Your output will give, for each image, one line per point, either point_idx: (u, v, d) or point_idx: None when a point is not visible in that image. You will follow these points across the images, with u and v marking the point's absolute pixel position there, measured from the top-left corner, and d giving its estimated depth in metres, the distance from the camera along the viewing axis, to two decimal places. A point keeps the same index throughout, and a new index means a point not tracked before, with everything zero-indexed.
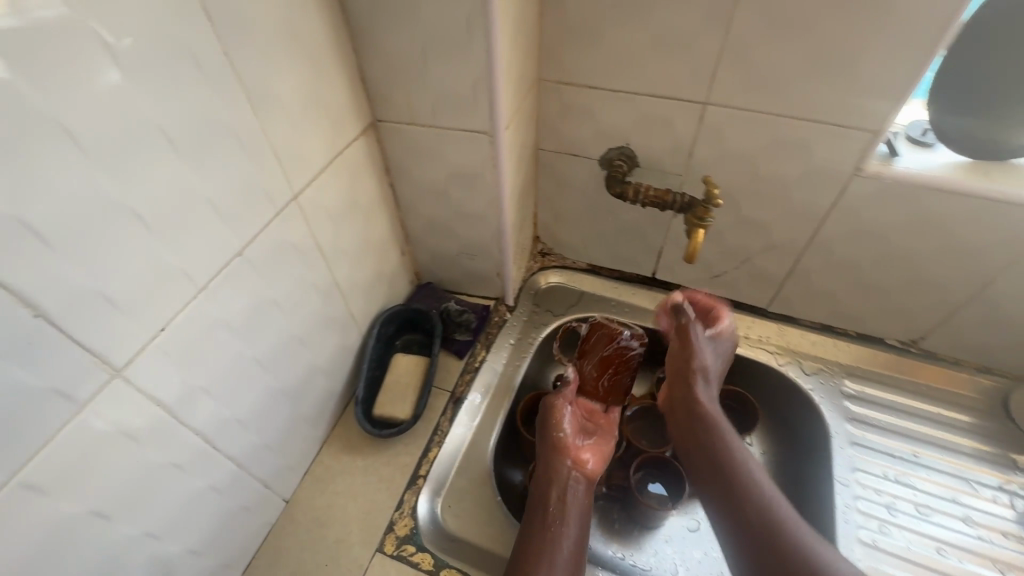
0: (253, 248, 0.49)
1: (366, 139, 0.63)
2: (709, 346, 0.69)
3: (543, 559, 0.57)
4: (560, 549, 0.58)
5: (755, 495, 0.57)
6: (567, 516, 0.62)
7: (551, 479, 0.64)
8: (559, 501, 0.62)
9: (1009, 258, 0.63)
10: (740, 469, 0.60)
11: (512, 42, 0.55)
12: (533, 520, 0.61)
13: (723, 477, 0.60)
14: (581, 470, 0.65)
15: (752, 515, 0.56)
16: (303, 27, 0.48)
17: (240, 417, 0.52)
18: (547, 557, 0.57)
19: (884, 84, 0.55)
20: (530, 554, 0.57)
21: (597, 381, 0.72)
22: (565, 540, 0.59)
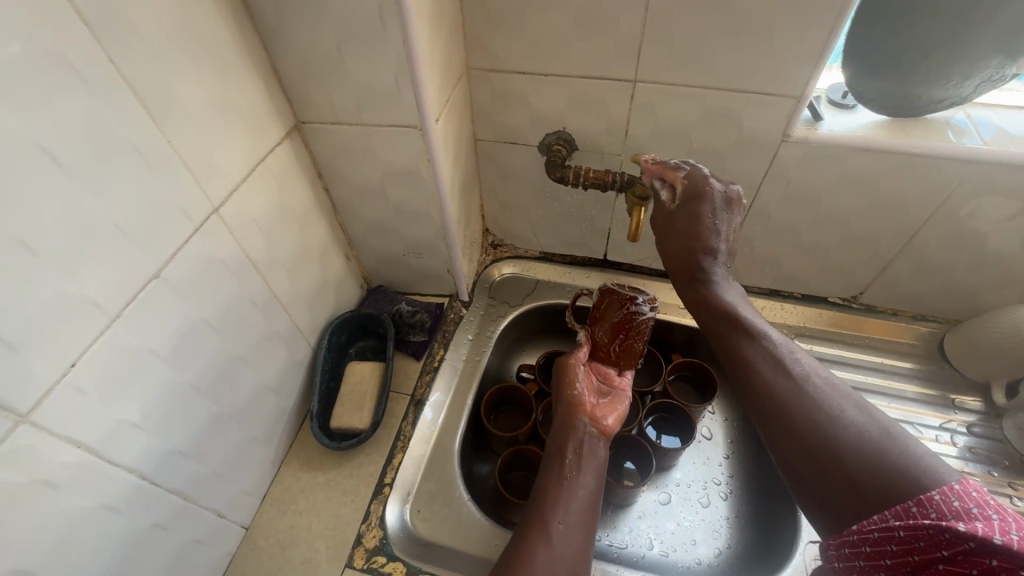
0: (172, 267, 0.45)
1: (291, 143, 0.60)
2: (705, 215, 0.55)
3: (557, 508, 0.55)
4: (575, 498, 0.56)
5: (790, 389, 0.48)
6: (581, 468, 0.58)
7: (566, 434, 0.61)
8: (575, 455, 0.59)
9: (932, 209, 0.66)
10: (772, 359, 0.50)
11: (432, 30, 0.54)
12: (548, 475, 0.58)
13: (759, 385, 0.49)
14: (596, 425, 0.62)
15: (792, 413, 0.46)
16: (204, 29, 0.45)
17: (180, 447, 0.49)
18: (560, 507, 0.55)
19: (801, 50, 0.56)
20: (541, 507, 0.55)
21: (608, 347, 0.67)
22: (579, 490, 0.57)
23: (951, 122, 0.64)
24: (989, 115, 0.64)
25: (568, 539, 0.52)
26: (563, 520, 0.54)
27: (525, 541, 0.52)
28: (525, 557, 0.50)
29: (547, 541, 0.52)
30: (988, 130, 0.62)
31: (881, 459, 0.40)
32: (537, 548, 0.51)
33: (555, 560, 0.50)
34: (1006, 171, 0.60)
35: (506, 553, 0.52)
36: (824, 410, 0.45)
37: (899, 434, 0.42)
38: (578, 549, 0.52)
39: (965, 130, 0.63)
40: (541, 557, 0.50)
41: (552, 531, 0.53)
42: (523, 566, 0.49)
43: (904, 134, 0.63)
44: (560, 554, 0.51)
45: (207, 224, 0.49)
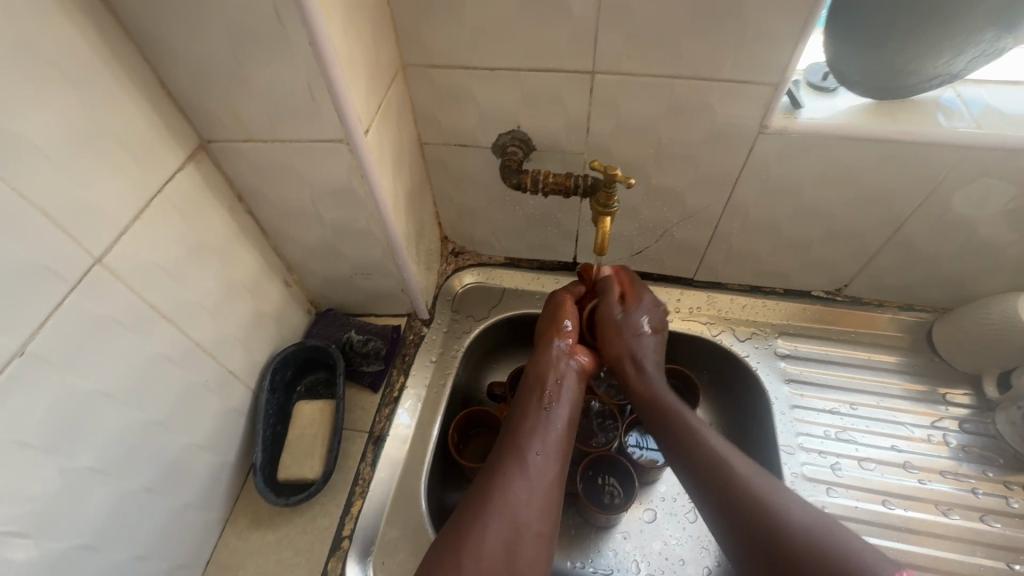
0: (41, 340, 0.38)
1: (198, 168, 0.51)
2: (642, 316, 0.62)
3: (534, 440, 0.54)
4: (552, 433, 0.55)
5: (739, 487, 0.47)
6: (560, 401, 0.58)
7: (546, 365, 0.60)
8: (555, 387, 0.58)
9: (920, 197, 0.61)
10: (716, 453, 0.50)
11: (348, 28, 0.45)
12: (526, 408, 0.57)
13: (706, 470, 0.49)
14: (576, 363, 0.61)
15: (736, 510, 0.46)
16: (55, 50, 0.37)
17: (82, 542, 0.43)
18: (538, 440, 0.54)
19: (774, 31, 0.49)
20: (518, 438, 0.54)
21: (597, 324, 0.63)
22: (557, 424, 0.56)
23: (940, 103, 0.58)
24: (980, 92, 0.58)
25: (545, 469, 0.52)
26: (540, 450, 0.53)
27: (502, 471, 0.51)
28: (501, 488, 0.50)
29: (525, 474, 0.51)
30: (978, 109, 0.57)
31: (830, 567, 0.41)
32: (514, 480, 0.50)
33: (528, 494, 0.50)
34: (999, 155, 0.55)
35: (477, 485, 0.51)
36: (777, 510, 0.45)
37: (827, 524, 0.44)
38: (553, 479, 0.52)
39: (955, 110, 0.57)
40: (517, 493, 0.50)
41: (529, 463, 0.52)
42: (499, 500, 0.49)
43: (890, 119, 0.57)
44: (535, 487, 0.51)
45: (88, 279, 0.41)
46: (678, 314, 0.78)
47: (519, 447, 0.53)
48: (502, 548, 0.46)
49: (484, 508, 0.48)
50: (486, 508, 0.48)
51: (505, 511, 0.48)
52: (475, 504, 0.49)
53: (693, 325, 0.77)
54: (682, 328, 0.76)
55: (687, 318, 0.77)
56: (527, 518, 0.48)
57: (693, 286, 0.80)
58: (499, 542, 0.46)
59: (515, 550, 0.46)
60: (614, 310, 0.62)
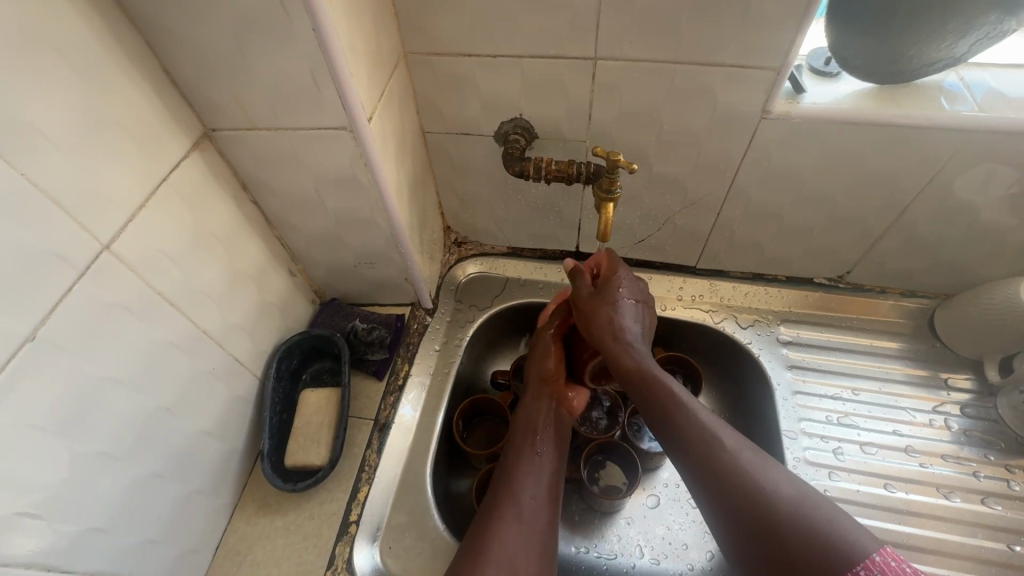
0: (51, 325, 0.39)
1: (202, 156, 0.51)
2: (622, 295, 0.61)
3: (526, 484, 0.54)
4: (542, 478, 0.56)
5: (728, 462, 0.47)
6: (547, 444, 0.59)
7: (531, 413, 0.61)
8: (542, 435, 0.60)
9: (923, 182, 0.61)
10: (701, 430, 0.50)
11: (351, 15, 0.46)
12: (515, 454, 0.58)
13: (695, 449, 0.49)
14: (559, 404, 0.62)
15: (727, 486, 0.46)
16: (61, 38, 0.37)
17: (95, 525, 0.44)
18: (529, 485, 0.55)
19: (776, 15, 0.49)
20: (510, 484, 0.54)
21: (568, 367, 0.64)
22: (546, 469, 0.57)
23: (942, 87, 0.58)
24: (983, 76, 0.58)
25: (538, 512, 0.52)
26: (532, 494, 0.54)
27: (496, 518, 0.51)
28: (497, 534, 0.49)
29: (518, 518, 0.51)
30: (980, 93, 0.57)
31: (820, 538, 0.40)
32: (509, 525, 0.50)
33: (523, 538, 0.50)
34: (1003, 138, 0.55)
35: (472, 532, 0.51)
36: (765, 486, 0.45)
37: (814, 497, 0.44)
38: (547, 523, 0.52)
39: (957, 94, 0.57)
40: (514, 537, 0.49)
41: (523, 508, 0.52)
42: (495, 544, 0.49)
43: (893, 103, 0.57)
44: (531, 531, 0.51)
45: (97, 266, 0.42)
46: (680, 302, 0.78)
47: (511, 493, 0.53)
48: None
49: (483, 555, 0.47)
50: (483, 552, 0.48)
51: (502, 555, 0.48)
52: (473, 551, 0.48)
53: (696, 313, 0.77)
54: (685, 316, 0.77)
55: (689, 305, 0.77)
56: (525, 563, 0.48)
57: (696, 274, 0.80)
58: None
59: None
60: (586, 290, 0.62)
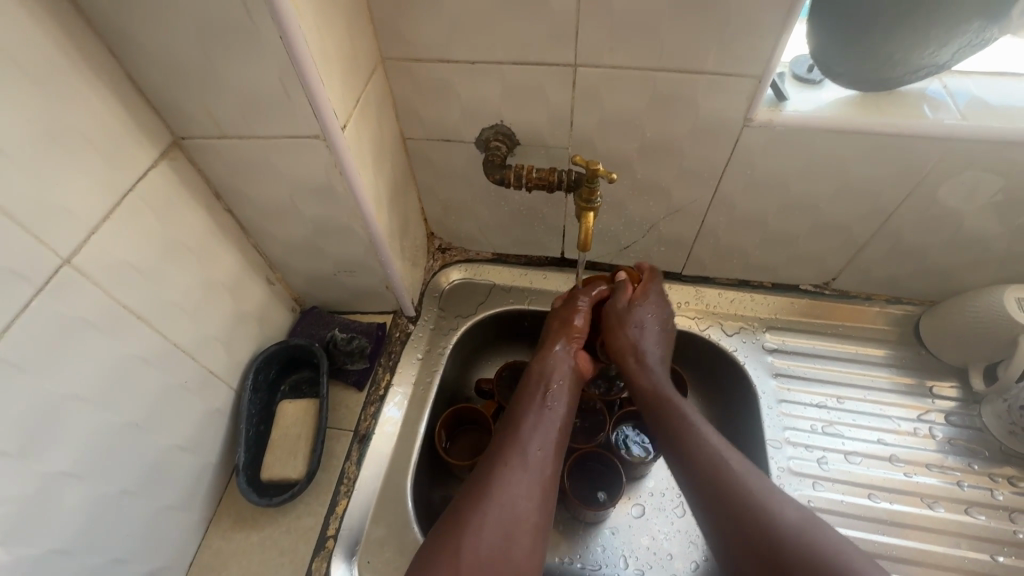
0: (8, 343, 0.37)
1: (172, 165, 0.50)
2: (645, 315, 0.63)
3: (535, 433, 0.56)
4: (552, 428, 0.57)
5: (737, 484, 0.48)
6: (560, 398, 0.60)
7: (543, 367, 0.62)
8: (556, 388, 0.60)
9: (907, 190, 0.60)
10: (712, 453, 0.51)
11: (322, 22, 0.45)
12: (527, 403, 0.59)
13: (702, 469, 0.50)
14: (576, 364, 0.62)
15: (732, 509, 0.47)
16: (15, 46, 0.36)
17: (57, 547, 0.42)
18: (538, 432, 0.56)
19: (757, 23, 0.48)
20: (518, 432, 0.56)
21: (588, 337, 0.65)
22: (556, 420, 0.58)
23: (925, 94, 0.58)
24: (965, 83, 0.58)
25: (544, 461, 0.54)
26: (539, 444, 0.55)
27: (504, 463, 0.53)
28: (500, 480, 0.51)
29: (524, 467, 0.53)
30: (963, 101, 0.56)
31: (822, 569, 0.42)
32: (514, 472, 0.52)
33: (527, 487, 0.52)
34: (985, 147, 0.54)
35: (478, 475, 0.53)
36: (771, 512, 0.46)
37: (820, 528, 0.45)
38: (551, 472, 0.54)
39: (941, 102, 0.57)
40: (516, 483, 0.52)
41: (529, 455, 0.54)
42: (498, 491, 0.51)
43: (876, 111, 0.56)
44: (534, 478, 0.53)
45: (56, 281, 0.40)
46: None
47: (520, 441, 0.55)
48: (500, 533, 0.48)
49: (484, 497, 0.50)
50: (485, 497, 0.50)
51: (504, 501, 0.50)
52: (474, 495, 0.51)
53: (681, 320, 0.76)
54: None
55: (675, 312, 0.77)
56: (525, 509, 0.51)
57: (681, 280, 0.79)
58: (496, 532, 0.48)
59: (512, 536, 0.49)
60: (619, 303, 0.64)
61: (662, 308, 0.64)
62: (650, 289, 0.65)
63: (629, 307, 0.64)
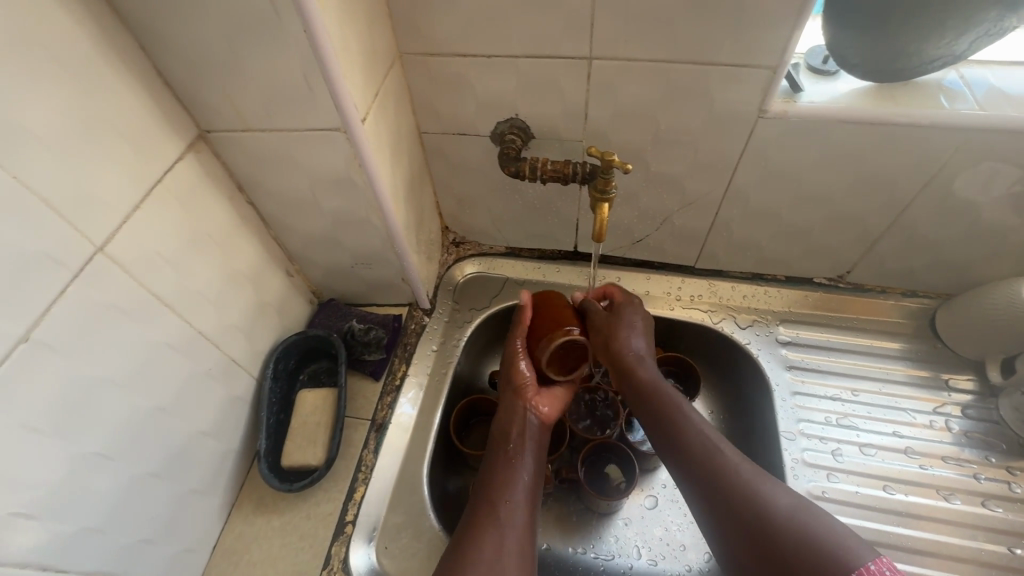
0: (46, 326, 0.39)
1: (197, 157, 0.52)
2: (634, 317, 0.61)
3: (505, 490, 0.53)
4: (523, 481, 0.54)
5: (724, 469, 0.48)
6: (526, 449, 0.57)
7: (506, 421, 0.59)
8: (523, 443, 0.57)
9: (922, 181, 0.60)
10: (698, 440, 0.51)
11: (343, 17, 0.46)
12: (495, 459, 0.57)
13: (690, 459, 0.50)
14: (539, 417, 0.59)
15: (723, 492, 0.46)
16: (53, 40, 0.37)
17: (89, 525, 0.44)
18: (508, 489, 0.53)
19: (771, 14, 0.49)
20: (493, 488, 0.53)
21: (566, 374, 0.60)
22: (524, 474, 0.55)
23: (942, 85, 0.57)
24: (983, 73, 0.58)
25: (517, 516, 0.51)
26: (512, 498, 0.53)
27: (476, 524, 0.50)
28: (476, 540, 0.49)
29: (499, 525, 0.50)
30: (981, 91, 0.56)
31: (812, 538, 0.41)
32: (489, 531, 0.50)
33: (506, 544, 0.49)
34: (1003, 137, 0.54)
35: (454, 540, 0.50)
36: (762, 497, 0.45)
37: (811, 506, 0.44)
38: (526, 527, 0.51)
39: (958, 92, 0.56)
40: (491, 542, 0.49)
41: (502, 514, 0.51)
42: (474, 551, 0.48)
43: (891, 101, 0.56)
44: (510, 535, 0.50)
45: (90, 268, 0.42)
46: (679, 302, 0.78)
47: (492, 500, 0.52)
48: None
49: (458, 561, 0.47)
50: (464, 557, 0.47)
51: (482, 560, 0.47)
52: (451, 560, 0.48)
53: (694, 313, 0.76)
54: (683, 316, 0.76)
55: (688, 305, 0.77)
56: (506, 565, 0.47)
57: (694, 274, 0.79)
58: None
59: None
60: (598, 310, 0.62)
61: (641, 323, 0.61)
62: (626, 301, 0.63)
63: (613, 312, 0.61)
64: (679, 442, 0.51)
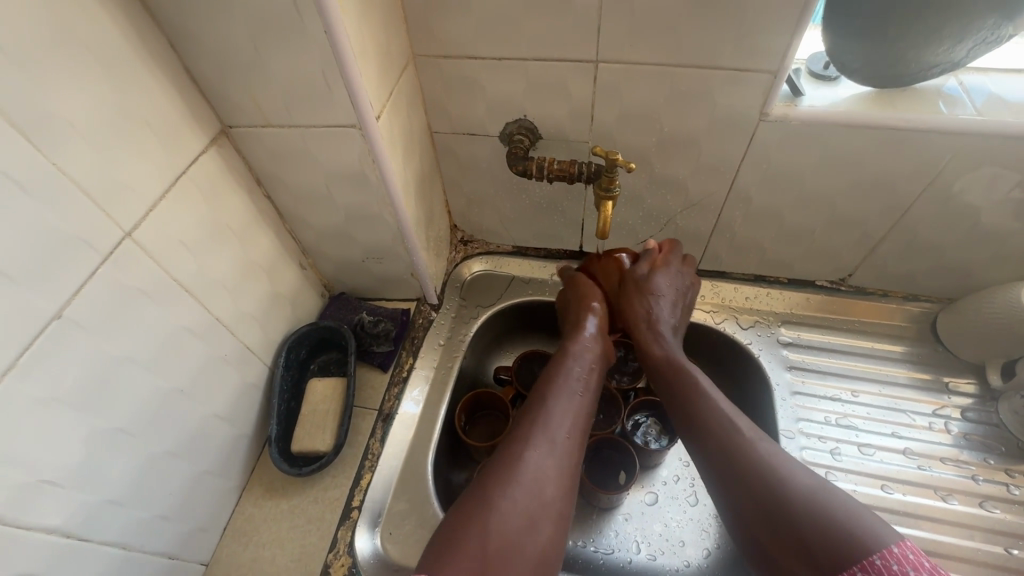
0: (77, 305, 0.41)
1: (218, 151, 0.54)
2: (664, 286, 0.66)
3: (563, 404, 0.55)
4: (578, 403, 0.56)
5: (744, 442, 0.50)
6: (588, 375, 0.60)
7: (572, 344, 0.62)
8: (583, 365, 0.60)
9: (924, 184, 0.61)
10: (716, 414, 0.53)
11: (361, 21, 0.48)
12: (553, 379, 0.58)
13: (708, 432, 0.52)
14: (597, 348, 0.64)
15: (742, 464, 0.48)
16: (92, 38, 0.40)
17: (112, 497, 0.46)
18: (566, 403, 0.56)
19: (770, 20, 0.51)
20: (548, 401, 0.55)
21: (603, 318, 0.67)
22: (583, 394, 0.58)
23: (941, 91, 0.59)
24: (983, 81, 0.59)
25: (571, 432, 0.54)
26: (569, 415, 0.55)
27: (531, 430, 0.52)
28: (531, 446, 0.51)
29: (554, 436, 0.52)
30: (981, 98, 0.57)
31: (828, 518, 0.42)
32: (542, 442, 0.51)
33: (553, 469, 0.50)
34: (1001, 142, 0.55)
35: (507, 443, 0.52)
36: (778, 479, 0.46)
37: (829, 488, 0.45)
38: (578, 446, 0.53)
39: (957, 98, 0.58)
40: (545, 451, 0.51)
41: (557, 425, 0.53)
42: (527, 459, 0.50)
43: (891, 106, 0.58)
44: (563, 448, 0.52)
45: (119, 252, 0.44)
46: None
47: (548, 413, 0.54)
48: (531, 502, 0.47)
49: (515, 466, 0.49)
50: (516, 465, 0.49)
51: (534, 470, 0.49)
52: (506, 461, 0.50)
53: (696, 313, 0.78)
54: None
55: None
56: (556, 477, 0.50)
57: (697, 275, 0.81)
58: (526, 503, 0.47)
59: (544, 508, 0.47)
60: (639, 272, 0.67)
61: (678, 288, 0.66)
62: (671, 262, 0.68)
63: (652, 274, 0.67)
64: (697, 421, 0.53)
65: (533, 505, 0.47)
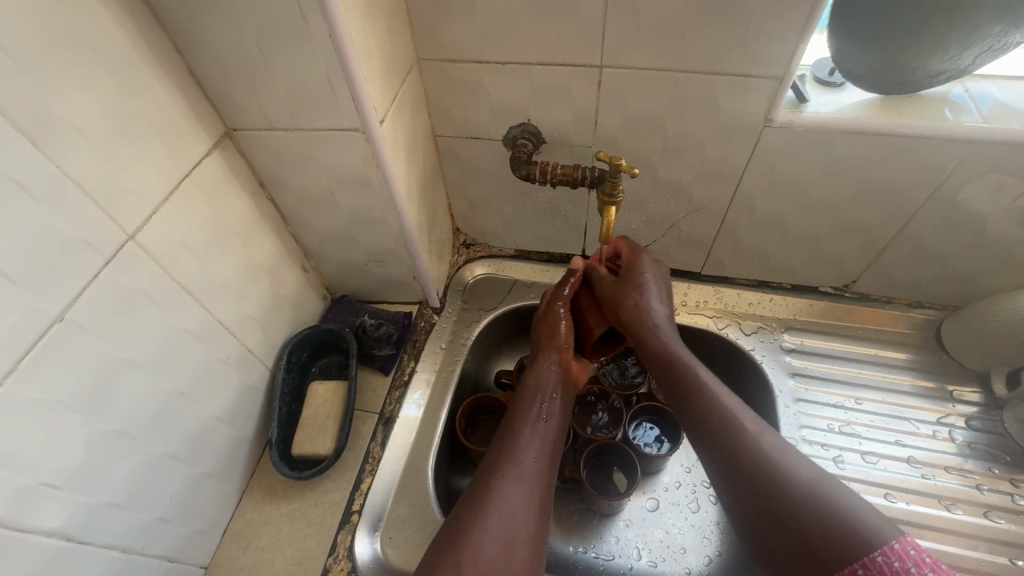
0: (79, 307, 0.41)
1: (222, 153, 0.54)
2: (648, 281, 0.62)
3: (531, 444, 0.54)
4: (543, 442, 0.55)
5: (747, 440, 0.49)
6: (549, 411, 0.59)
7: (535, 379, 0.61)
8: (549, 400, 0.59)
9: (929, 191, 0.61)
10: (722, 411, 0.52)
11: (366, 26, 0.48)
12: (518, 420, 0.57)
13: (714, 428, 0.51)
14: (565, 367, 0.62)
15: (748, 462, 0.47)
16: (98, 42, 0.40)
17: (112, 499, 0.46)
18: (532, 445, 0.54)
19: (775, 27, 0.50)
20: (514, 440, 0.54)
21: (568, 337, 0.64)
22: (549, 432, 0.57)
23: (948, 98, 0.59)
24: (989, 88, 0.59)
25: (538, 471, 0.53)
26: (535, 455, 0.54)
27: (498, 471, 0.51)
28: (498, 487, 0.50)
29: (521, 478, 0.51)
30: (987, 106, 0.57)
31: (831, 514, 0.41)
32: (510, 482, 0.50)
33: (524, 500, 0.50)
34: (1007, 150, 0.55)
35: (475, 485, 0.51)
36: (783, 476, 0.45)
37: (835, 484, 0.44)
38: (546, 485, 0.52)
39: (963, 106, 0.57)
40: (513, 492, 0.50)
41: (524, 463, 0.52)
42: (494, 502, 0.48)
43: (897, 113, 0.57)
44: (531, 486, 0.51)
45: (122, 254, 0.44)
46: (684, 307, 0.79)
47: (514, 452, 0.53)
48: (501, 546, 0.45)
49: (483, 508, 0.48)
50: (484, 507, 0.48)
51: (501, 511, 0.48)
52: (474, 503, 0.49)
53: (699, 318, 0.77)
54: (688, 321, 0.77)
55: (693, 311, 0.78)
56: (523, 518, 0.48)
57: (700, 280, 0.81)
58: (496, 542, 0.46)
59: (515, 552, 0.46)
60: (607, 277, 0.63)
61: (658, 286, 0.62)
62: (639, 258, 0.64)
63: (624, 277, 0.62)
64: (703, 419, 0.52)
65: (503, 546, 0.45)
